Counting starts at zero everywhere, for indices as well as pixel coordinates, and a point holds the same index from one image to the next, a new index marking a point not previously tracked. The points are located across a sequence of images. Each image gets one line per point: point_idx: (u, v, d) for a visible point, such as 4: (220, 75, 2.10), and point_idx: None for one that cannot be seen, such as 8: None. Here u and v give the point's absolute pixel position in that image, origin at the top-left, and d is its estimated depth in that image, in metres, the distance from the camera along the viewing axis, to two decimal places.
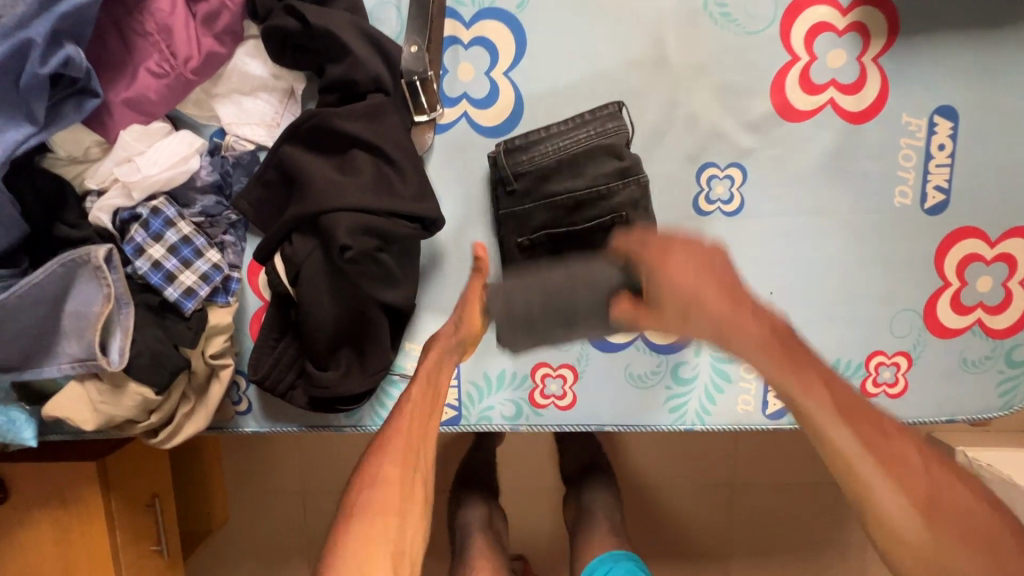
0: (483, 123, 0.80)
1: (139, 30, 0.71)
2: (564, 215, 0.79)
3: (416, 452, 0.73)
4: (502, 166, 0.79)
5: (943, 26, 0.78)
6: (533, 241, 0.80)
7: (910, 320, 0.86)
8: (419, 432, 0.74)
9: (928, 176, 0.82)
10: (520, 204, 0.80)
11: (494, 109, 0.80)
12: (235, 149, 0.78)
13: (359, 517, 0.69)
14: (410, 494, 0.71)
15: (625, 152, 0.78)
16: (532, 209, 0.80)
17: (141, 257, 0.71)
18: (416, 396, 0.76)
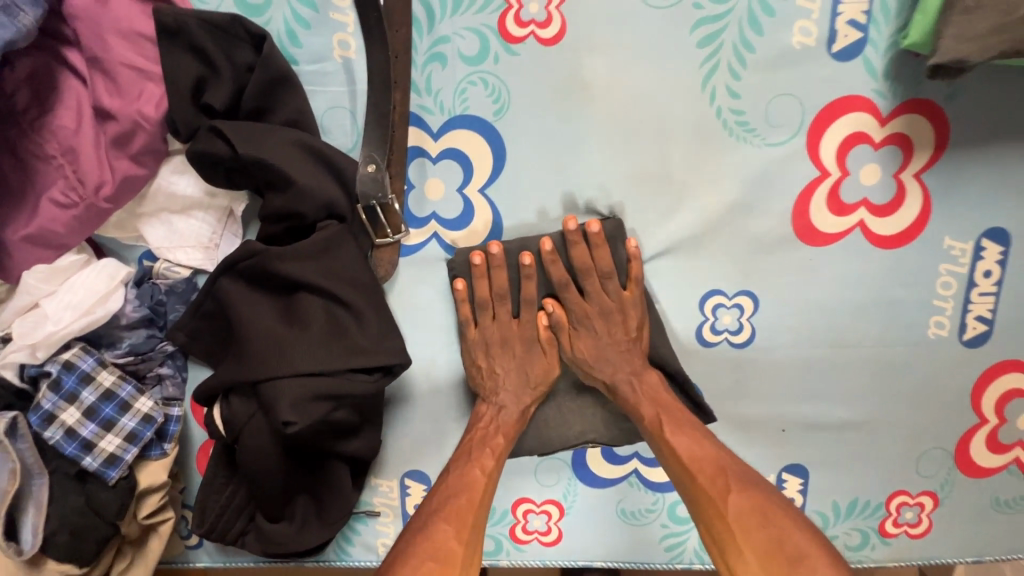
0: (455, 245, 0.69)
1: (39, 152, 0.59)
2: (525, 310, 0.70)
3: (473, 519, 0.64)
4: (463, 268, 0.68)
5: (1000, 136, 0.66)
6: (478, 347, 0.70)
7: (939, 459, 0.76)
8: (480, 500, 0.65)
9: (969, 305, 0.71)
10: (489, 317, 0.70)
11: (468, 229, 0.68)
12: (168, 277, 0.68)
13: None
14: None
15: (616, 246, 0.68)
16: (507, 327, 0.70)
17: (52, 425, 0.61)
18: (487, 462, 0.68)
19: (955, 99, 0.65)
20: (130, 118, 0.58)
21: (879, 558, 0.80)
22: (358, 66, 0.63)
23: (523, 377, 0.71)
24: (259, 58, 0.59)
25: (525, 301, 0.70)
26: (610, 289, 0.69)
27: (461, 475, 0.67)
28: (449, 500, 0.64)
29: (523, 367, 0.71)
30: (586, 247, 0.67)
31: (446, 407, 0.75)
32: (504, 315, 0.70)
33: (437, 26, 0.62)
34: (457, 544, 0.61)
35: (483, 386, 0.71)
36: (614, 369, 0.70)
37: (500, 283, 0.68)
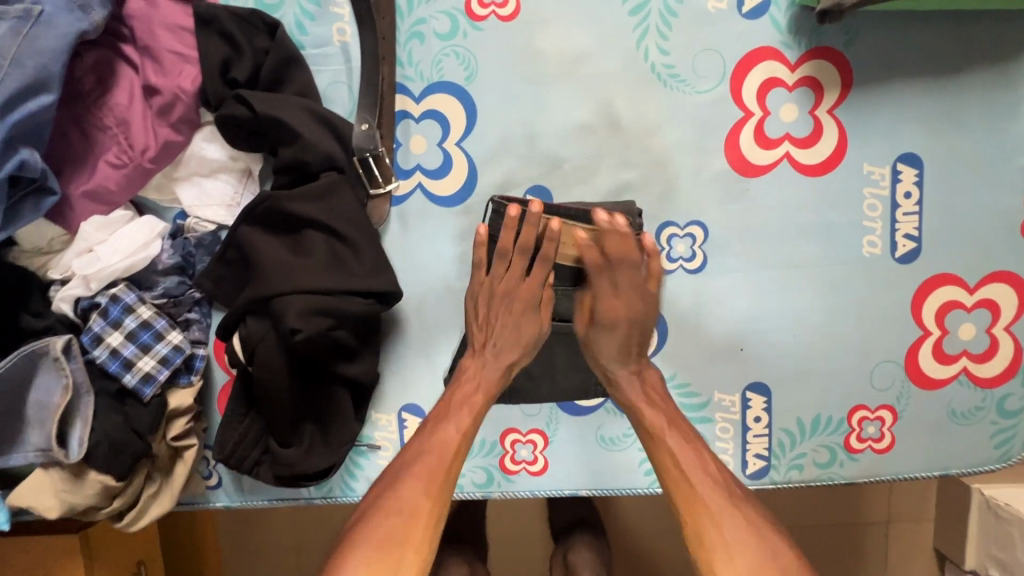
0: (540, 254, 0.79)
1: (99, 124, 0.74)
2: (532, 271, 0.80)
3: (449, 466, 0.74)
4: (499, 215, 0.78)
5: (899, 74, 0.77)
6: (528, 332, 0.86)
7: (891, 371, 0.83)
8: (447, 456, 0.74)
9: (896, 225, 0.80)
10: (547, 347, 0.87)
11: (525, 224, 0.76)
12: (197, 231, 0.80)
13: (374, 524, 0.71)
14: (422, 522, 0.71)
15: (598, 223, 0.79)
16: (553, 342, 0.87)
17: (100, 345, 0.73)
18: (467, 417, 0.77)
19: (853, 45, 0.76)
20: (171, 91, 0.73)
21: (849, 474, 0.85)
22: (352, 46, 0.78)
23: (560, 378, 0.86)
24: (273, 42, 0.74)
25: (510, 240, 0.78)
26: (621, 279, 0.78)
27: (432, 435, 0.75)
28: (420, 458, 0.74)
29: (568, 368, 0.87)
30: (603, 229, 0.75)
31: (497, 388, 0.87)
32: (495, 267, 0.80)
33: (415, 10, 0.77)
34: (426, 500, 0.72)
35: (478, 335, 0.81)
36: (608, 354, 0.81)
37: (581, 231, 0.77)
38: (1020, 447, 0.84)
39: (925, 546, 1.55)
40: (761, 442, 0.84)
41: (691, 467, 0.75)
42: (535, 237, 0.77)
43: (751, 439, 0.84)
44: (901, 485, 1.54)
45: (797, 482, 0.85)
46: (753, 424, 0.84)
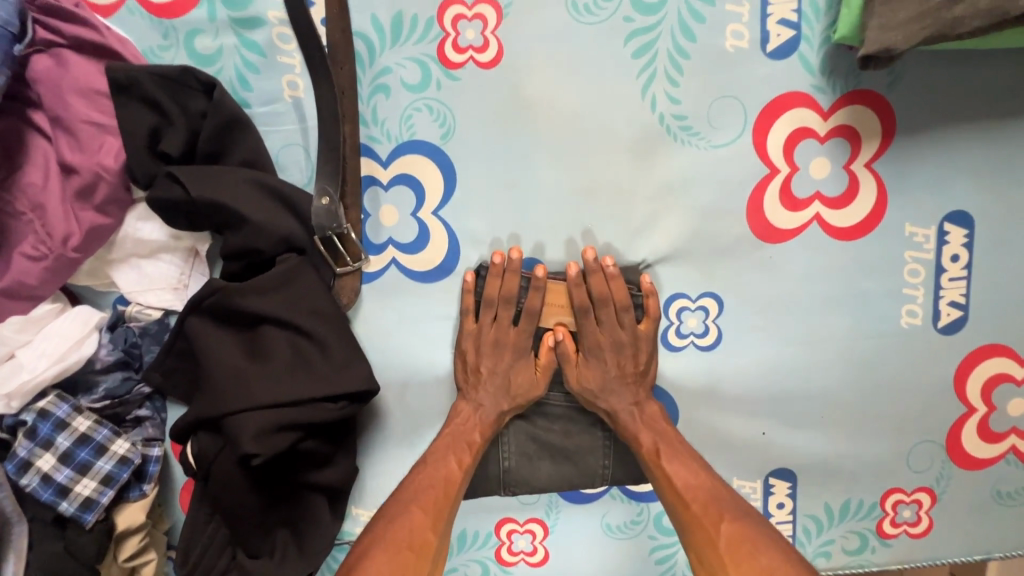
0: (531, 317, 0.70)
1: (10, 209, 0.62)
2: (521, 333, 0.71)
3: (447, 510, 0.67)
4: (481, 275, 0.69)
5: (949, 120, 0.66)
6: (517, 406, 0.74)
7: (931, 451, 0.74)
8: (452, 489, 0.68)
9: (940, 292, 0.70)
10: (541, 422, 0.76)
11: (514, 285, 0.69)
12: (140, 319, 0.70)
13: (372, 561, 0.62)
14: (420, 573, 0.62)
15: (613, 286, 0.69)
16: (548, 418, 0.76)
17: (28, 472, 0.63)
18: (463, 456, 0.70)
19: (896, 88, 0.65)
20: (91, 170, 0.61)
21: (881, 561, 0.77)
22: (306, 103, 0.66)
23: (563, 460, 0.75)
24: (210, 104, 0.62)
25: (496, 289, 0.69)
26: (626, 322, 0.69)
27: (434, 467, 0.69)
28: (425, 489, 0.67)
29: (569, 448, 0.75)
30: (602, 279, 0.68)
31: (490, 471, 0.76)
32: (485, 318, 0.70)
33: (378, 59, 0.65)
34: (432, 534, 0.65)
35: (466, 383, 0.72)
36: (620, 399, 0.70)
37: (583, 294, 0.68)
38: None
39: None
40: (784, 529, 0.76)
41: (694, 489, 0.66)
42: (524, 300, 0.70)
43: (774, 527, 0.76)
44: None
45: (825, 570, 0.77)
46: (776, 511, 0.75)
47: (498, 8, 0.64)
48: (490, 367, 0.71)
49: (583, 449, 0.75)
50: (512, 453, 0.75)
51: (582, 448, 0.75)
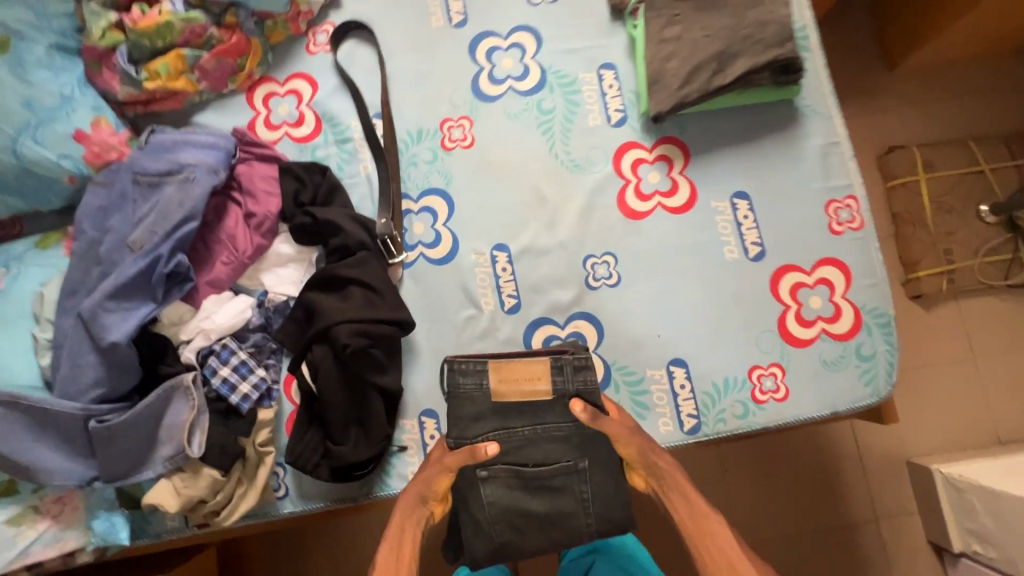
0: (494, 395, 0.94)
1: (216, 239, 1.17)
2: (498, 416, 0.94)
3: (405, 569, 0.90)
4: (453, 372, 0.94)
5: (720, 144, 1.20)
6: (497, 481, 0.94)
7: (771, 338, 1.14)
8: (400, 542, 0.91)
9: (744, 237, 1.17)
10: (522, 497, 0.95)
11: (474, 370, 0.94)
12: (275, 300, 1.17)
13: None
14: None
15: (561, 360, 0.95)
16: (531, 494, 0.95)
17: (216, 376, 1.07)
18: (390, 534, 0.92)
19: (686, 132, 1.20)
20: (263, 213, 1.17)
21: (762, 421, 1.11)
22: (373, 174, 1.24)
23: (551, 522, 0.95)
24: (324, 177, 1.19)
25: (460, 379, 0.94)
26: (566, 377, 0.94)
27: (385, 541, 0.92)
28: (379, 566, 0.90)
29: (553, 515, 0.95)
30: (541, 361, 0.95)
31: (478, 537, 0.95)
32: (454, 406, 0.94)
33: (409, 149, 1.24)
34: None
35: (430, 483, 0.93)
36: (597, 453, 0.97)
37: (528, 368, 0.94)
38: (883, 382, 1.12)
39: (921, 542, 1.67)
40: (689, 403, 1.13)
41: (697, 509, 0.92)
42: (486, 383, 0.94)
43: (682, 402, 1.13)
44: (881, 483, 1.70)
45: (724, 432, 1.12)
46: (680, 390, 1.13)
47: (470, 119, 1.24)
48: (475, 480, 0.95)
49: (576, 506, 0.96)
50: (505, 529, 0.95)
51: (571, 509, 0.96)
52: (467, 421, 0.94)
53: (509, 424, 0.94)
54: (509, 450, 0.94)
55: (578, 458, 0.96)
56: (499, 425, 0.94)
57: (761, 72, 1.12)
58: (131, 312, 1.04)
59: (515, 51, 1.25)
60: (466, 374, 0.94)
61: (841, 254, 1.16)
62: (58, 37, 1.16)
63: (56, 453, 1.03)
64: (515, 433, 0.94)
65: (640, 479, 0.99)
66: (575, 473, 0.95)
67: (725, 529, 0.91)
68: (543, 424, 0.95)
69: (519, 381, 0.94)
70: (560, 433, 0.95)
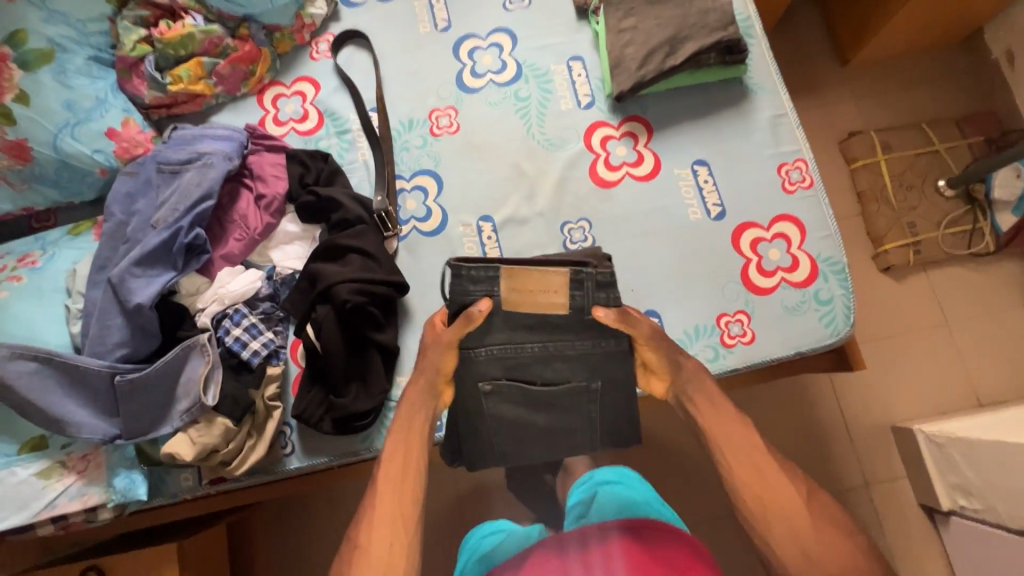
0: (505, 303, 1.01)
1: (230, 219, 1.30)
2: (513, 330, 1.05)
3: (413, 451, 1.00)
4: (462, 276, 1.01)
5: (679, 119, 1.33)
6: (501, 396, 1.10)
7: (736, 288, 1.23)
8: (408, 429, 1.01)
9: (706, 199, 1.29)
10: (528, 412, 1.12)
11: (486, 276, 1.00)
12: (283, 273, 1.30)
13: (372, 501, 0.96)
14: (406, 490, 0.96)
15: (581, 275, 1.00)
16: (538, 408, 1.12)
17: (228, 335, 1.18)
18: (399, 419, 1.03)
19: (648, 110, 1.34)
20: (272, 195, 1.30)
21: (731, 364, 1.20)
22: (370, 160, 1.38)
23: (552, 432, 1.15)
24: (327, 162, 1.34)
25: (470, 282, 1.01)
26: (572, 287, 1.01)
27: (398, 426, 1.02)
28: (389, 449, 1.00)
29: (552, 426, 1.14)
30: (552, 271, 1.00)
31: (481, 441, 1.15)
32: (467, 315, 1.01)
33: (401, 137, 1.38)
34: (402, 468, 0.98)
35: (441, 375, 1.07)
36: (607, 371, 1.11)
37: (539, 278, 1.00)
38: (842, 323, 1.21)
39: (912, 506, 1.70)
40: None
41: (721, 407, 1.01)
42: (497, 288, 1.01)
43: None
44: (869, 449, 1.74)
45: None
46: None
47: (455, 109, 1.39)
48: (485, 397, 1.10)
49: (577, 418, 1.14)
50: (510, 437, 1.14)
51: (572, 422, 1.15)
52: (481, 341, 1.05)
53: (524, 341, 1.06)
54: (528, 364, 1.08)
55: (581, 380, 1.11)
56: (512, 341, 1.05)
57: (708, 53, 1.27)
58: (154, 278, 1.16)
59: (493, 49, 1.42)
60: (475, 281, 1.00)
61: (795, 211, 1.27)
62: (94, 50, 1.34)
63: (84, 410, 1.13)
64: (529, 347, 1.07)
65: (658, 380, 1.10)
66: (579, 389, 1.12)
67: (742, 429, 0.98)
68: (555, 346, 1.07)
69: (537, 289, 1.01)
70: (574, 352, 1.08)
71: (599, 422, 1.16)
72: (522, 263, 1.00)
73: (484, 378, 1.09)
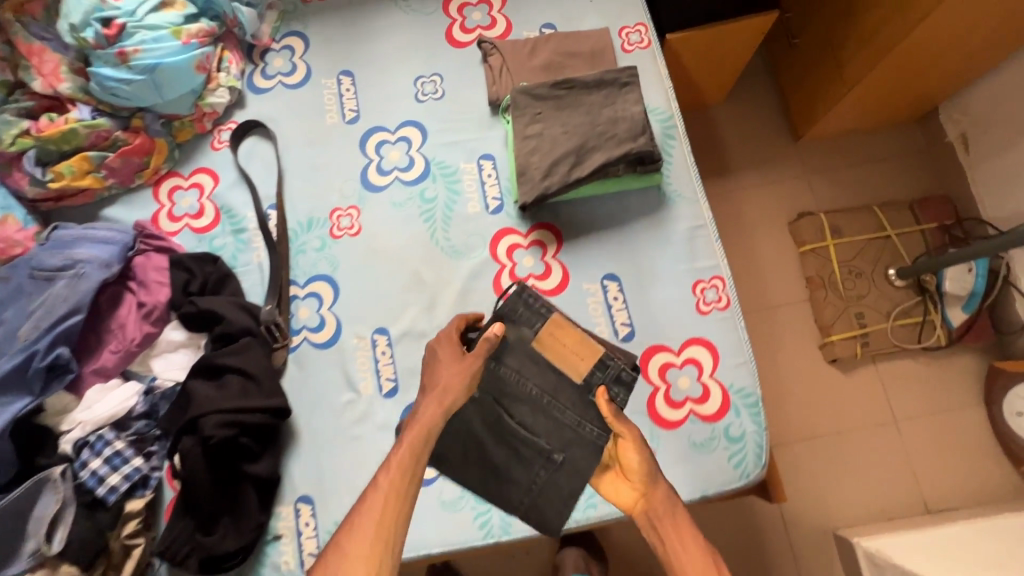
0: (535, 339, 1.10)
1: (108, 329, 1.22)
2: (533, 365, 1.10)
3: (415, 464, 0.89)
4: (518, 302, 1.11)
5: (590, 229, 1.25)
6: (482, 413, 1.09)
7: (640, 420, 1.15)
8: (419, 442, 0.92)
9: (614, 319, 1.20)
10: (493, 450, 1.09)
11: (537, 312, 1.11)
12: (163, 386, 1.21)
13: (356, 515, 0.84)
14: (398, 505, 0.85)
15: (612, 361, 1.10)
16: (499, 445, 1.09)
17: (85, 468, 1.09)
18: (416, 426, 0.93)
19: (559, 218, 1.26)
20: (152, 303, 1.22)
21: None
22: (265, 262, 1.30)
23: (499, 475, 1.09)
24: (216, 265, 1.26)
25: (513, 306, 1.11)
26: (604, 367, 1.10)
27: (414, 429, 0.93)
28: (398, 453, 0.89)
29: (501, 470, 1.09)
30: (585, 342, 1.10)
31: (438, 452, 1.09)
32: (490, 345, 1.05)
33: (299, 239, 1.31)
34: (401, 483, 0.87)
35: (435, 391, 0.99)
36: (579, 446, 1.06)
37: (573, 338, 1.10)
38: (753, 464, 1.12)
39: None
40: None
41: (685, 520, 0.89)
42: (540, 324, 1.11)
43: None
44: (809, 557, 1.64)
45: (595, 518, 1.12)
46: None
47: (357, 209, 1.31)
48: (472, 406, 1.09)
49: (526, 475, 1.08)
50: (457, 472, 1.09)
51: (512, 480, 1.08)
52: (502, 363, 1.10)
53: (534, 377, 1.10)
54: (520, 403, 1.09)
55: (546, 442, 1.08)
56: (524, 373, 1.09)
57: (616, 164, 1.18)
58: (7, 406, 1.09)
59: (401, 143, 1.34)
60: (528, 306, 1.11)
61: (708, 334, 1.18)
62: None
63: None
64: (530, 382, 1.10)
65: (627, 488, 0.96)
66: (546, 450, 1.08)
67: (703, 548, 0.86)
68: (553, 399, 1.09)
69: (564, 352, 1.10)
70: (561, 416, 1.08)
71: (539, 486, 1.08)
72: (573, 328, 1.11)
73: (486, 384, 1.10)
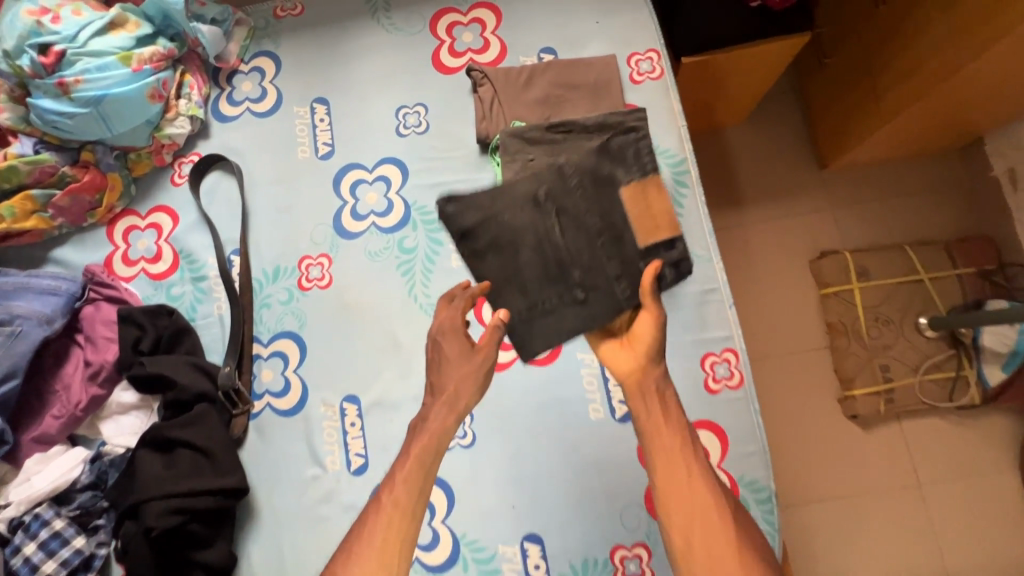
0: (625, 181, 0.92)
1: (52, 390, 1.11)
2: (598, 184, 0.92)
3: (425, 473, 0.79)
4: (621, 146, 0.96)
5: None
6: (519, 203, 0.90)
7: (636, 513, 1.02)
8: (435, 448, 0.80)
9: (611, 395, 1.07)
10: (513, 216, 0.91)
11: (640, 153, 0.95)
12: (111, 453, 1.08)
13: (354, 544, 0.76)
14: (404, 527, 0.76)
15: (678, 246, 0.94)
16: (515, 223, 0.90)
17: (18, 554, 1.00)
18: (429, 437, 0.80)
19: None
20: (99, 362, 1.11)
21: None
22: (226, 314, 1.18)
23: (513, 279, 0.90)
24: (171, 319, 1.13)
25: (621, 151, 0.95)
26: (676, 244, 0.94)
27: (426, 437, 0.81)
28: (404, 467, 0.79)
29: (507, 238, 0.91)
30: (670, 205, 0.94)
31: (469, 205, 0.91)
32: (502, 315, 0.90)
33: (264, 290, 1.18)
34: (409, 504, 0.77)
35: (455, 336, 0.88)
36: (614, 292, 0.89)
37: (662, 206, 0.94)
38: None
39: None
40: None
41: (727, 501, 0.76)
42: (648, 169, 0.94)
43: None
44: None
45: None
46: (533, 570, 1.01)
47: (329, 257, 1.18)
48: (519, 202, 0.91)
49: (522, 226, 0.90)
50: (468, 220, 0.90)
51: (520, 257, 0.90)
52: (570, 170, 0.92)
53: (601, 205, 0.91)
54: (567, 217, 0.90)
55: (571, 263, 0.90)
56: (589, 184, 0.91)
57: None
58: None
59: (379, 184, 1.20)
60: (638, 155, 0.95)
61: (717, 416, 1.04)
62: None
63: None
64: (582, 202, 0.91)
65: (627, 356, 0.85)
66: (560, 234, 0.91)
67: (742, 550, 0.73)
68: (604, 218, 0.91)
69: (646, 199, 0.93)
70: (598, 239, 0.90)
71: (542, 285, 0.90)
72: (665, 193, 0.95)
73: (543, 176, 0.92)
